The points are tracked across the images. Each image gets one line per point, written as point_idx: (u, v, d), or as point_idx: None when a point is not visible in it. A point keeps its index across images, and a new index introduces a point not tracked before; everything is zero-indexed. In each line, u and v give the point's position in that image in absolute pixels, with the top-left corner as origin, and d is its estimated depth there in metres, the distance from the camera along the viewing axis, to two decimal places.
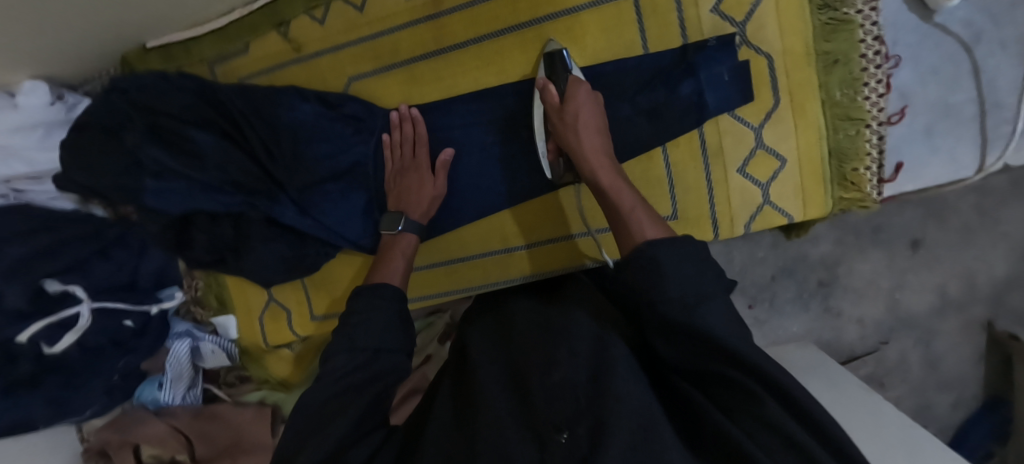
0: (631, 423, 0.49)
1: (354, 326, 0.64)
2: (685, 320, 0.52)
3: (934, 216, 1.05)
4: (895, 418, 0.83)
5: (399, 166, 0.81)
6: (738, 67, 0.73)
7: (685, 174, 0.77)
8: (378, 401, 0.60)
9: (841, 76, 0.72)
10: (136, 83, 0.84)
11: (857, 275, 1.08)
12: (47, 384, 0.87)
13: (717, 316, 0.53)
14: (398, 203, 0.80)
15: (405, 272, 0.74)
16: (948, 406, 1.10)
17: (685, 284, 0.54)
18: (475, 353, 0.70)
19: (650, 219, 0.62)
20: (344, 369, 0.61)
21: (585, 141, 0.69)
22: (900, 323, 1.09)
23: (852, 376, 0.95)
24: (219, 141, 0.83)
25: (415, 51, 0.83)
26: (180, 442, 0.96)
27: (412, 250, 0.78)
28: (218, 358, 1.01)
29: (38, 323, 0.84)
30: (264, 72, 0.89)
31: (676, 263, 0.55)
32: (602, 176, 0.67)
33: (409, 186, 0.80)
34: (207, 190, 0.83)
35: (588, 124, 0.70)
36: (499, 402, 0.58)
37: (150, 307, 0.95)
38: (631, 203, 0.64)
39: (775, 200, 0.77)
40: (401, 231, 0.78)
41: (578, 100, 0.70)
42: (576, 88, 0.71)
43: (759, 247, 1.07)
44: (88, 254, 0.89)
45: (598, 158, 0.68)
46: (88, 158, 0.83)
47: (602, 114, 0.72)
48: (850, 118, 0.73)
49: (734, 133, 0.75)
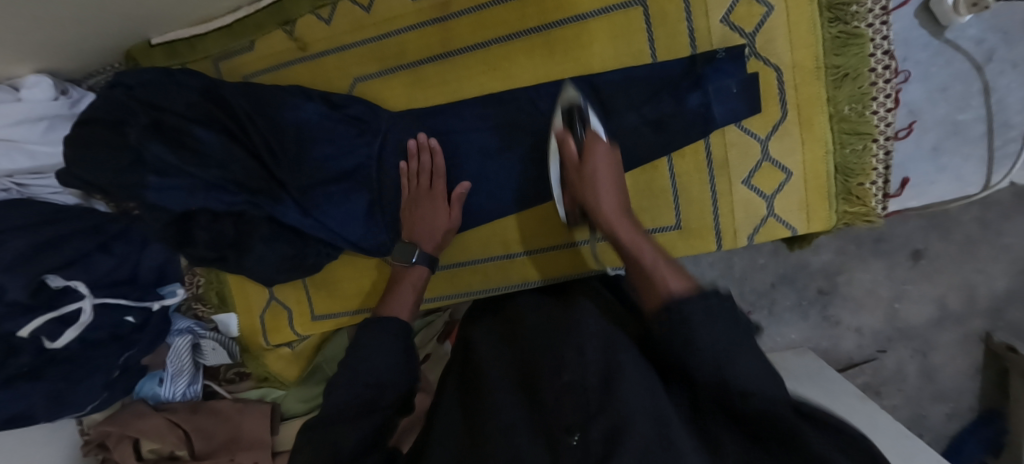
0: (644, 428, 0.49)
1: (361, 354, 0.65)
2: (711, 355, 0.50)
3: (938, 228, 1.05)
4: (890, 428, 0.84)
5: (412, 195, 0.81)
6: (747, 80, 0.72)
7: (690, 184, 0.78)
8: (383, 422, 0.63)
9: (849, 91, 0.71)
10: (138, 80, 0.83)
11: (857, 284, 1.08)
12: (46, 377, 0.87)
13: (743, 346, 0.52)
14: (411, 234, 0.80)
15: (413, 305, 0.75)
16: (943, 416, 1.10)
17: (720, 335, 0.51)
18: (483, 354, 0.70)
19: (673, 269, 0.60)
20: (346, 398, 0.62)
21: (604, 203, 0.68)
22: (899, 333, 1.09)
23: (847, 385, 0.95)
24: (222, 140, 0.82)
25: (422, 53, 0.82)
26: (178, 437, 0.95)
27: (423, 282, 0.78)
28: (218, 355, 1.01)
29: (38, 318, 0.84)
30: (267, 71, 0.88)
31: (706, 311, 0.52)
32: (623, 235, 0.66)
33: (424, 218, 0.80)
34: (209, 188, 0.82)
35: (607, 184, 0.69)
36: (507, 405, 0.58)
37: (151, 304, 0.95)
38: (653, 257, 0.62)
39: (779, 212, 0.76)
40: (416, 263, 0.78)
41: (597, 158, 0.69)
42: (594, 147, 0.70)
43: (759, 255, 1.09)
44: (91, 248, 0.90)
45: (618, 217, 0.67)
46: (87, 153, 0.82)
47: (620, 170, 0.71)
48: (858, 132, 0.72)
49: (740, 144, 0.75)
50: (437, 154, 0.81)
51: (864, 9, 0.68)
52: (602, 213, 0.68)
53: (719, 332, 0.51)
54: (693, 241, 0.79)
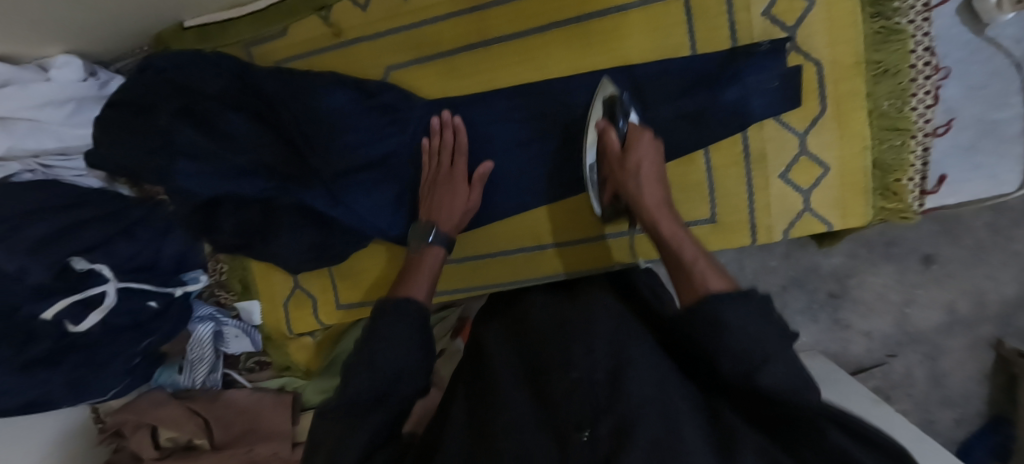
0: (655, 425, 0.48)
1: (377, 341, 0.62)
2: (733, 351, 0.51)
3: (947, 233, 1.02)
4: (905, 428, 0.85)
5: (434, 172, 0.80)
6: (788, 73, 0.72)
7: (726, 179, 0.78)
8: (390, 419, 0.60)
9: (888, 87, 0.72)
10: (170, 61, 0.82)
11: (868, 287, 1.07)
12: (67, 363, 0.85)
13: (775, 349, 0.51)
14: (431, 213, 0.78)
15: (428, 292, 0.70)
16: (950, 422, 1.06)
17: (745, 323, 0.52)
18: (493, 357, 0.69)
19: (713, 268, 0.59)
20: (359, 388, 0.59)
21: (647, 194, 0.67)
22: (908, 338, 1.06)
23: (862, 388, 0.96)
24: (252, 125, 0.81)
25: (457, 41, 0.81)
26: (197, 425, 0.94)
27: (438, 270, 0.73)
28: (241, 343, 1.00)
29: (62, 300, 0.83)
30: (299, 57, 0.86)
31: (733, 314, 0.52)
32: (664, 227, 0.64)
33: (442, 197, 0.78)
34: (239, 174, 0.80)
35: (650, 175, 0.68)
36: (521, 408, 0.57)
37: (174, 290, 0.94)
38: (694, 256, 0.60)
39: (815, 207, 0.77)
40: (432, 242, 0.75)
41: (641, 150, 0.68)
42: (640, 138, 0.69)
43: (771, 257, 1.07)
44: (112, 234, 0.87)
45: (660, 210, 0.66)
46: (117, 134, 0.81)
47: (662, 167, 0.70)
48: (897, 128, 0.73)
49: (778, 139, 0.75)
50: (460, 131, 0.80)
51: (906, 5, 0.69)
52: (643, 204, 0.66)
53: (746, 325, 0.51)
54: (728, 235, 0.79)
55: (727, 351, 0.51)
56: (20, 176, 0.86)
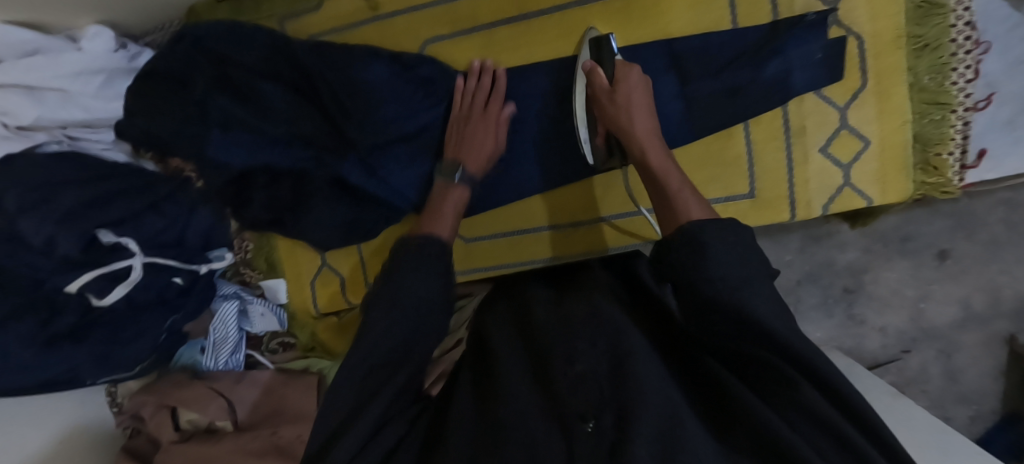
0: (656, 414, 0.48)
1: (400, 273, 0.61)
2: (710, 292, 0.50)
3: (963, 229, 1.06)
4: (925, 423, 0.84)
5: (465, 110, 0.78)
6: (829, 46, 0.73)
7: (765, 152, 0.78)
8: (405, 384, 0.58)
9: (930, 61, 0.74)
10: (205, 32, 0.79)
11: (882, 283, 1.10)
12: (91, 338, 0.83)
13: (753, 290, 0.50)
14: (457, 150, 0.76)
15: (453, 229, 0.68)
16: (966, 419, 1.09)
17: (727, 267, 0.51)
18: (494, 335, 0.68)
19: (696, 200, 0.58)
20: (376, 347, 0.57)
21: (637, 122, 0.65)
22: (923, 334, 1.10)
23: (878, 381, 0.97)
24: (291, 97, 0.80)
25: (497, 16, 0.82)
26: (220, 407, 0.92)
27: (461, 206, 0.72)
28: (267, 321, 0.99)
29: (88, 273, 0.80)
30: (335, 31, 0.87)
31: (719, 243, 0.52)
32: (650, 154, 0.63)
33: (472, 134, 0.76)
34: (276, 144, 0.80)
35: (639, 102, 0.67)
36: (518, 393, 0.55)
37: (199, 267, 0.92)
38: (679, 182, 0.60)
39: (856, 182, 0.77)
40: (456, 183, 0.73)
41: (628, 81, 0.68)
42: (628, 71, 0.69)
43: (787, 251, 1.12)
44: (141, 208, 0.85)
45: (649, 138, 0.65)
46: (153, 102, 0.81)
47: (649, 98, 0.69)
48: (937, 102, 0.75)
49: (818, 113, 0.76)
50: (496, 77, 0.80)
51: None
52: (633, 133, 0.65)
53: (732, 267, 0.51)
54: (767, 211, 0.80)
55: (711, 280, 0.50)
56: (46, 148, 0.82)
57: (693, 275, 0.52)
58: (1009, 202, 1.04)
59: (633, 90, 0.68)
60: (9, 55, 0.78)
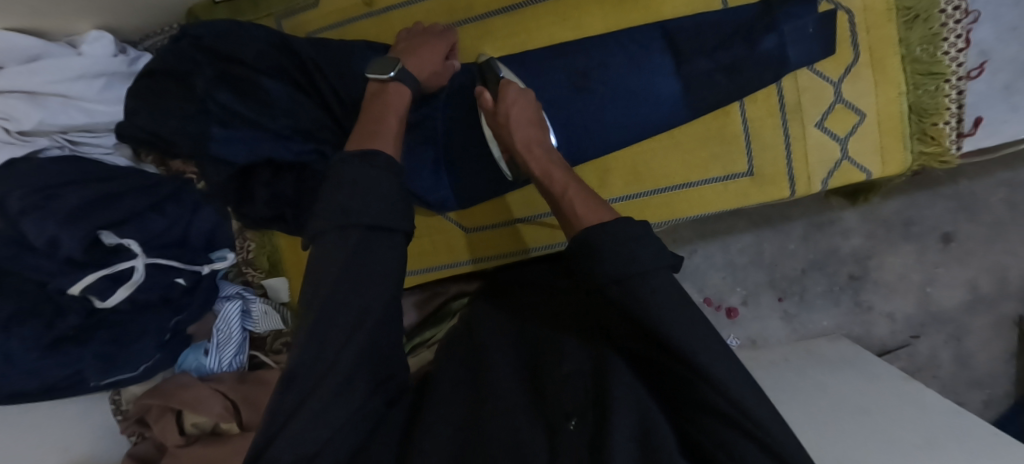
0: (633, 413, 0.48)
1: (343, 189, 0.52)
2: (610, 292, 0.48)
3: (966, 210, 1.08)
4: (941, 406, 0.83)
5: (425, 33, 0.76)
6: (822, 19, 0.73)
7: (763, 130, 0.78)
8: (378, 357, 0.51)
9: (921, 32, 0.75)
10: (206, 30, 0.83)
11: (889, 268, 1.11)
12: (97, 339, 0.84)
13: (654, 290, 0.46)
14: (405, 54, 0.72)
15: (396, 135, 0.60)
16: (980, 403, 1.09)
17: (648, 267, 0.47)
18: (483, 323, 0.69)
19: (584, 192, 0.57)
20: (331, 303, 0.48)
21: (517, 134, 0.63)
22: (932, 318, 1.10)
23: (888, 367, 0.96)
24: (292, 93, 0.81)
25: (490, 5, 0.83)
26: (224, 408, 0.91)
27: (405, 113, 0.64)
28: (269, 320, 0.99)
29: (91, 274, 0.80)
30: (333, 27, 0.88)
31: (607, 238, 0.49)
32: (533, 164, 0.62)
33: (427, 47, 0.73)
34: (278, 139, 0.80)
35: (521, 119, 0.64)
36: (506, 385, 0.55)
37: (201, 267, 0.92)
38: (565, 180, 0.58)
39: (853, 155, 0.78)
40: (394, 80, 0.66)
41: (507, 100, 0.65)
42: (505, 88, 0.66)
43: (790, 239, 1.13)
44: (145, 207, 0.87)
45: (534, 149, 0.63)
46: (156, 100, 0.84)
47: (535, 110, 0.66)
48: (930, 73, 0.76)
49: (814, 88, 0.77)
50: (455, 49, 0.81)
51: None
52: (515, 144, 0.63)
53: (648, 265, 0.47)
54: (768, 188, 0.80)
55: (607, 281, 0.48)
56: (49, 152, 0.84)
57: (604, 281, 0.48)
58: (1010, 183, 1.06)
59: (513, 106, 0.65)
60: (12, 60, 0.79)
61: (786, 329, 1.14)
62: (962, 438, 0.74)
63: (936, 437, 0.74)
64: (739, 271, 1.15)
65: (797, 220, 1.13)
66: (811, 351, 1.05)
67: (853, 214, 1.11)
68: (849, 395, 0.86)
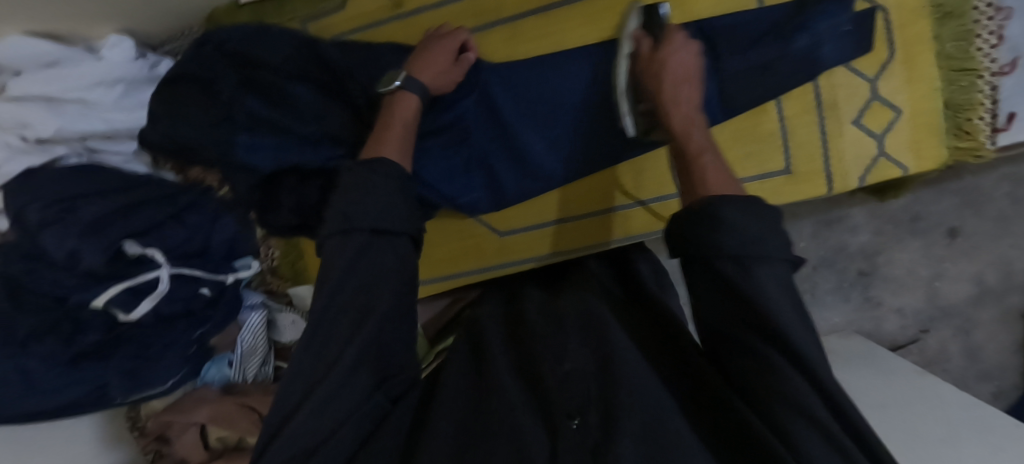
0: (644, 412, 0.48)
1: (353, 198, 0.53)
2: (721, 266, 0.47)
3: (970, 205, 1.09)
4: (958, 400, 0.82)
5: (432, 37, 0.76)
6: (858, 18, 0.72)
7: (798, 128, 0.78)
8: (381, 364, 0.50)
9: (954, 29, 0.75)
10: (231, 35, 0.81)
11: (896, 264, 1.12)
12: (119, 355, 0.81)
13: (770, 273, 0.47)
14: (413, 60, 0.71)
15: (402, 140, 0.62)
16: (988, 395, 1.11)
17: (743, 229, 0.47)
18: (488, 331, 0.70)
19: (717, 164, 0.57)
20: (340, 301, 0.50)
21: (683, 90, 0.63)
22: (940, 312, 1.12)
23: (901, 362, 0.96)
24: (319, 96, 0.79)
25: (521, 6, 0.83)
26: (251, 422, 0.88)
27: (413, 116, 0.65)
28: (297, 329, 0.99)
29: (114, 287, 0.78)
30: (360, 30, 0.88)
31: (740, 216, 0.48)
32: (677, 116, 0.61)
33: (435, 49, 0.72)
34: (304, 143, 0.78)
35: (681, 73, 0.63)
36: (511, 385, 0.56)
37: (226, 277, 0.89)
38: (703, 145, 0.59)
39: (890, 152, 0.78)
40: (401, 88, 0.66)
41: (674, 49, 0.65)
42: (673, 36, 0.66)
43: (799, 237, 1.13)
44: (163, 218, 0.84)
45: (688, 110, 0.62)
46: (181, 108, 0.82)
47: (697, 66, 0.65)
48: (965, 69, 0.77)
49: (849, 85, 0.76)
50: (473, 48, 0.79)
51: None
52: (661, 96, 0.63)
53: (750, 235, 0.47)
54: (803, 185, 0.80)
55: (722, 254, 0.47)
56: (67, 161, 0.82)
57: (708, 249, 0.48)
58: (1012, 177, 1.07)
59: (675, 58, 0.64)
60: (29, 67, 0.79)
61: None
62: (976, 426, 0.75)
63: (960, 427, 0.75)
64: None
65: (805, 218, 1.12)
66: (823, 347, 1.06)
67: (861, 210, 1.11)
68: (871, 390, 0.86)
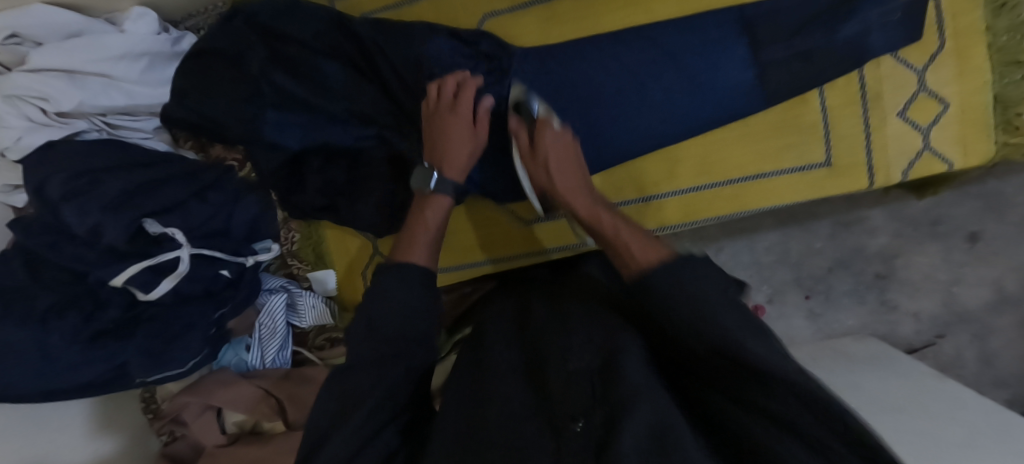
0: (653, 408, 0.43)
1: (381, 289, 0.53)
2: (671, 298, 0.49)
3: (993, 210, 1.05)
4: (979, 404, 0.81)
5: (438, 110, 0.68)
6: (910, 5, 0.71)
7: (841, 119, 0.76)
8: (393, 393, 0.50)
9: (1008, 20, 0.72)
10: (262, 8, 0.79)
11: (914, 268, 1.09)
12: (139, 335, 0.78)
13: (712, 300, 0.47)
14: (433, 156, 0.66)
15: (433, 243, 0.59)
16: (1003, 403, 1.09)
17: (680, 274, 0.50)
18: (490, 327, 0.67)
19: (635, 234, 0.58)
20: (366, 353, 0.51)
21: (559, 180, 0.66)
22: (956, 317, 1.09)
23: (914, 364, 0.94)
24: (349, 75, 0.77)
25: None
26: (270, 407, 0.87)
27: (447, 216, 0.63)
28: (318, 314, 0.95)
29: (134, 266, 0.76)
30: (390, 8, 0.85)
31: (665, 273, 0.50)
32: (578, 206, 0.64)
33: (452, 135, 0.66)
34: (333, 121, 0.79)
35: (561, 165, 0.66)
36: (511, 389, 0.51)
37: (246, 259, 0.86)
38: (613, 224, 0.61)
39: (935, 146, 0.76)
40: (433, 191, 0.64)
41: (545, 140, 0.67)
42: (543, 130, 0.67)
43: (816, 238, 1.11)
44: (185, 196, 0.81)
45: (579, 197, 0.65)
46: (210, 83, 0.81)
47: (574, 149, 0.68)
48: (1018, 62, 0.73)
49: (896, 76, 0.75)
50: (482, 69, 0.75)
51: None
52: (557, 190, 0.66)
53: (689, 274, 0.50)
54: (845, 178, 0.78)
55: (664, 293, 0.49)
56: (86, 135, 0.80)
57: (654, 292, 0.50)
58: None
59: (553, 149, 0.66)
60: (51, 36, 0.77)
61: (811, 328, 1.13)
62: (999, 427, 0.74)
63: (981, 422, 0.75)
64: (764, 270, 1.14)
65: (823, 218, 1.11)
66: (838, 348, 1.04)
67: (879, 212, 1.09)
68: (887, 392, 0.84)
